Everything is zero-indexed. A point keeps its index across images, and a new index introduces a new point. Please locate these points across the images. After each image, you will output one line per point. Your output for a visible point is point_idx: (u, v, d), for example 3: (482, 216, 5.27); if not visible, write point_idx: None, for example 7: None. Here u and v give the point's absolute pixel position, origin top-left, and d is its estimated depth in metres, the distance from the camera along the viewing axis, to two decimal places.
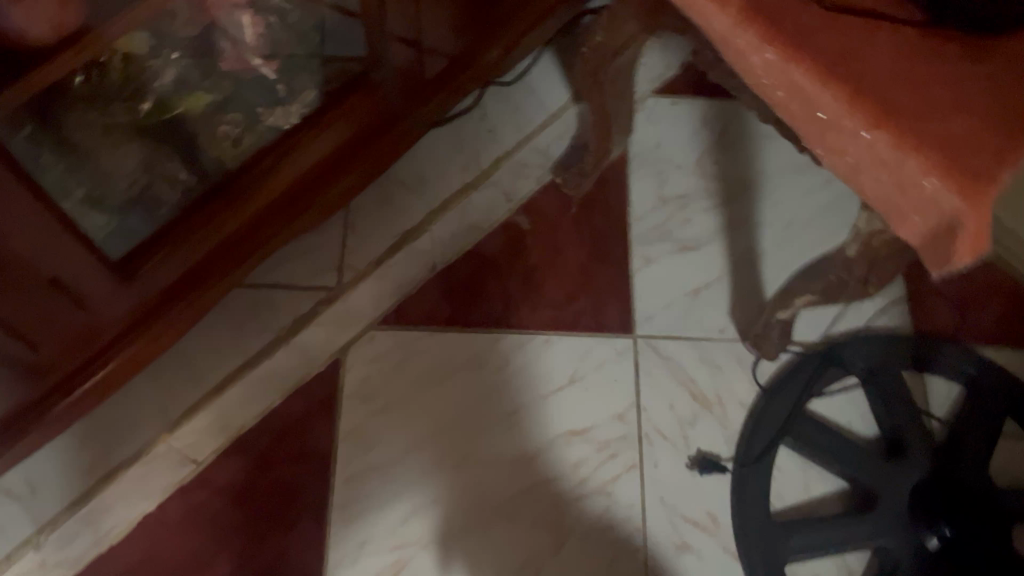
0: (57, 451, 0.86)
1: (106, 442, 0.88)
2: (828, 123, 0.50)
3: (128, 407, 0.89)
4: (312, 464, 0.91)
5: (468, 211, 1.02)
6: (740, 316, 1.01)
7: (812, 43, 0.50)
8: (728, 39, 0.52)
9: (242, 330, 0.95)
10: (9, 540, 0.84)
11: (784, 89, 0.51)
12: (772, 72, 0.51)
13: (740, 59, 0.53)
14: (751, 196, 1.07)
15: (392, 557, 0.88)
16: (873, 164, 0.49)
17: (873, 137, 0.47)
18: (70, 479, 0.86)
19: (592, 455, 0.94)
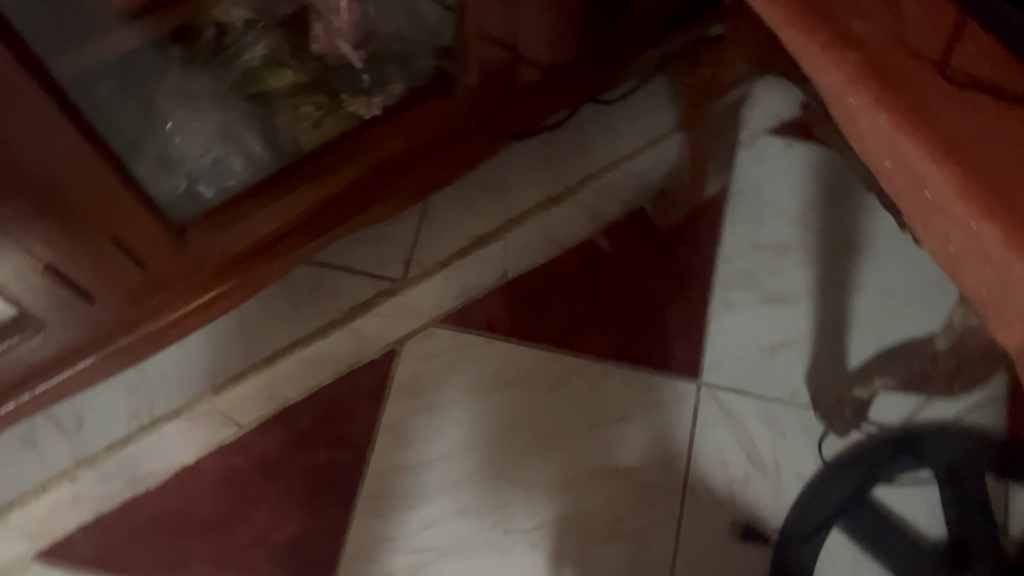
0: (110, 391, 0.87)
1: (155, 391, 0.87)
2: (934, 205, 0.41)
3: (179, 360, 0.88)
4: (348, 450, 0.91)
5: (549, 226, 0.97)
6: (814, 383, 0.95)
7: (937, 108, 0.41)
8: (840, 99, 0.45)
9: (297, 309, 0.91)
10: (50, 468, 0.85)
11: (892, 160, 0.43)
12: (880, 137, 0.43)
13: (848, 120, 0.45)
14: (853, 258, 1.00)
15: (409, 559, 0.88)
16: (974, 258, 0.41)
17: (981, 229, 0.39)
18: (116, 421, 0.86)
19: (633, 498, 0.90)
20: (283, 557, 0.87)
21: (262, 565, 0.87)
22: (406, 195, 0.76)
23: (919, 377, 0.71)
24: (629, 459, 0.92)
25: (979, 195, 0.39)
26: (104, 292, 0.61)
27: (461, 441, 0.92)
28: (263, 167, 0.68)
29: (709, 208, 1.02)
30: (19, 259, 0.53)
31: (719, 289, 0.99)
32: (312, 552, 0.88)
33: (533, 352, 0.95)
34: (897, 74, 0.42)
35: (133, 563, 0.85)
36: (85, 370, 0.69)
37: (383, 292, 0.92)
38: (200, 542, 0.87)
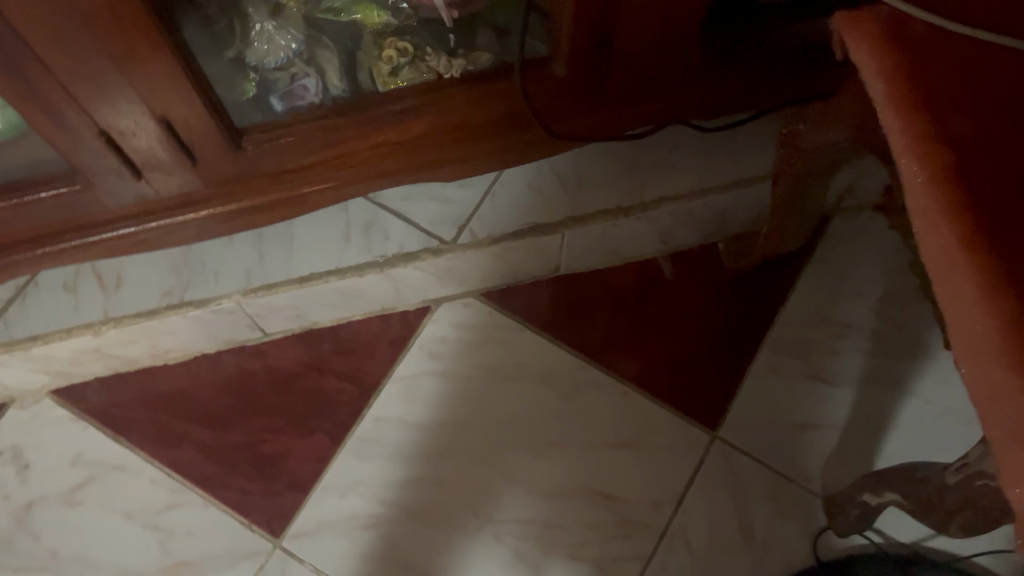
0: (121, 264, 0.85)
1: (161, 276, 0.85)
2: (965, 331, 0.38)
3: (193, 255, 0.86)
4: (355, 389, 0.93)
5: (614, 234, 0.91)
6: (832, 474, 0.90)
7: (1004, 232, 0.38)
8: (911, 193, 0.42)
9: (329, 239, 0.87)
10: (38, 325, 0.83)
11: (939, 271, 0.40)
12: (939, 246, 0.40)
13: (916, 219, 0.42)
14: (916, 362, 0.94)
15: (377, 509, 0.89)
16: (990, 401, 0.37)
17: (1012, 374, 0.36)
18: (114, 295, 0.84)
19: (608, 525, 0.88)
20: (263, 468, 0.90)
21: (243, 469, 0.90)
22: (467, 164, 0.74)
23: (922, 502, 0.67)
24: (618, 486, 0.90)
25: (1005, 324, 0.36)
26: (156, 172, 0.65)
27: (462, 415, 0.92)
28: (336, 97, 0.68)
29: (785, 267, 0.98)
30: (78, 118, 0.56)
31: (766, 350, 0.95)
32: (292, 474, 0.90)
33: (561, 352, 0.95)
34: (978, 183, 0.39)
35: (135, 426, 0.92)
36: (124, 239, 0.72)
37: (428, 250, 0.88)
38: (197, 428, 0.92)
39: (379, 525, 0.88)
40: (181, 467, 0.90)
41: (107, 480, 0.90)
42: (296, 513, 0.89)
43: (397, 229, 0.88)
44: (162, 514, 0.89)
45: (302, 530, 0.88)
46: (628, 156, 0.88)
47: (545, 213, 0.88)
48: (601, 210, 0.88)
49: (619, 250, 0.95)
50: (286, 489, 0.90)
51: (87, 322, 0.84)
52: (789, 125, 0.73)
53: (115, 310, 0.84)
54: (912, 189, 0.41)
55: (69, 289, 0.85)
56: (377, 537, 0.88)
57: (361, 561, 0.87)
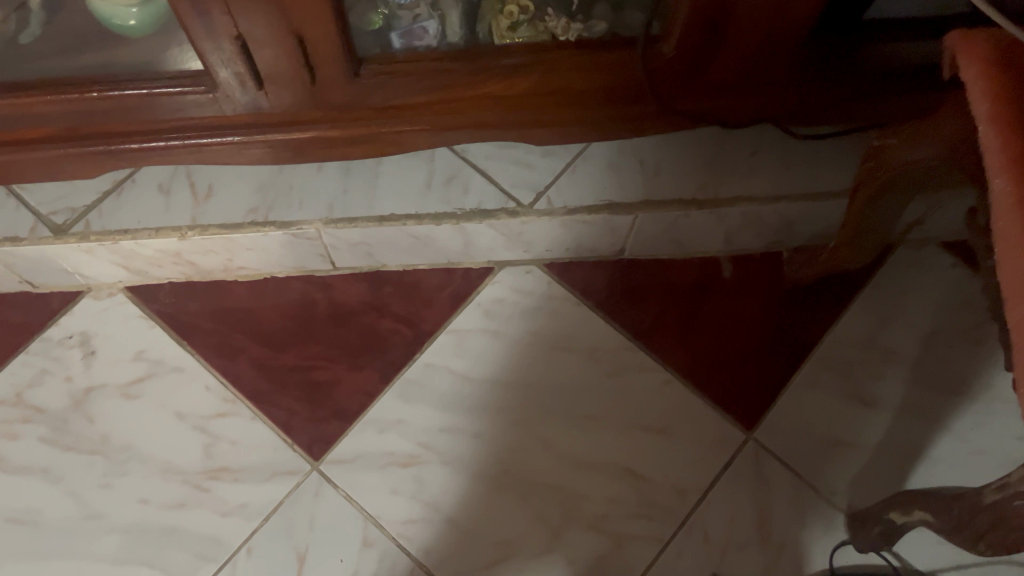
0: (215, 176, 0.90)
1: (248, 193, 0.89)
2: None
3: (283, 179, 0.90)
4: (409, 333, 0.96)
5: (683, 225, 0.92)
6: (857, 491, 0.91)
7: None
8: (999, 217, 0.45)
9: (411, 185, 0.90)
10: (129, 218, 0.88)
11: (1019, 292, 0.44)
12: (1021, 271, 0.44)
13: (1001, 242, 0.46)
14: (958, 400, 0.95)
15: (412, 450, 0.92)
16: None
17: None
18: (203, 203, 0.89)
19: (631, 503, 0.91)
20: (312, 394, 0.94)
21: (293, 391, 0.94)
22: (560, 128, 0.77)
23: (949, 521, 0.68)
24: (647, 468, 0.92)
25: None
26: (275, 86, 0.69)
27: (508, 376, 0.95)
28: (452, 43, 0.71)
29: (842, 288, 1.00)
30: (221, 19, 0.60)
31: (811, 363, 0.96)
32: (338, 403, 0.94)
33: (612, 333, 0.97)
34: None
35: (198, 333, 0.96)
36: (228, 146, 0.76)
37: (505, 211, 0.89)
38: (256, 345, 0.96)
39: (411, 464, 0.91)
40: (235, 378, 0.94)
41: (164, 379, 0.94)
42: (337, 440, 0.92)
43: (477, 186, 0.90)
44: (210, 420, 0.93)
45: (340, 457, 0.92)
46: (709, 152, 0.91)
47: (621, 193, 0.90)
48: (676, 201, 0.89)
49: (683, 244, 0.98)
50: (330, 416, 0.93)
51: (175, 223, 0.88)
52: (880, 139, 0.73)
53: (201, 217, 0.88)
54: (1000, 208, 0.45)
55: (162, 191, 0.89)
56: (409, 476, 0.91)
57: (390, 496, 0.90)
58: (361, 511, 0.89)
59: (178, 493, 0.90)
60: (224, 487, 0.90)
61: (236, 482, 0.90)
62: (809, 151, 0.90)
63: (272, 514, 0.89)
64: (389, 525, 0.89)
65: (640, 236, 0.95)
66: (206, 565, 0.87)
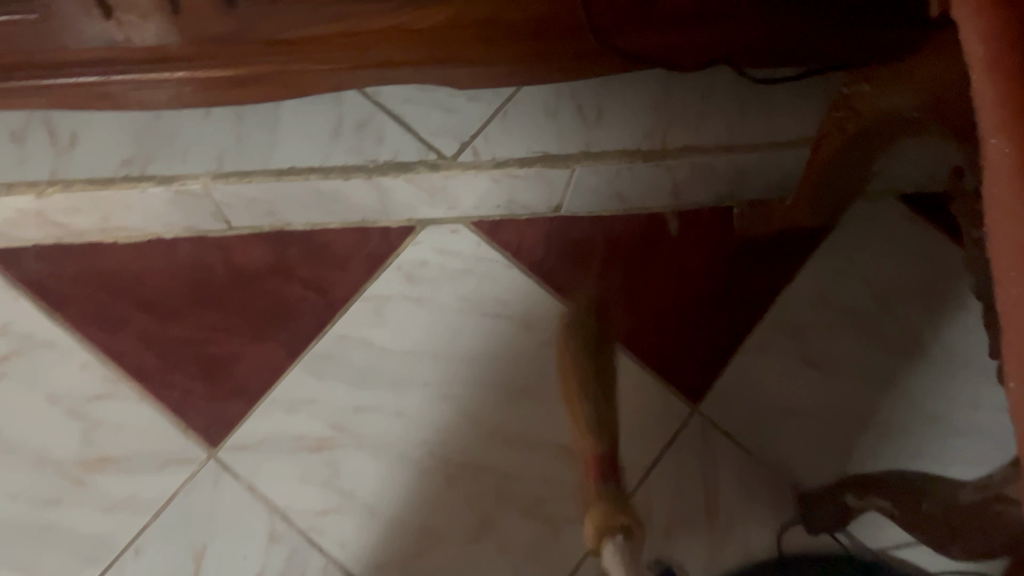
0: (79, 122, 0.76)
1: (118, 142, 0.76)
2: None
3: (162, 126, 0.76)
4: (319, 300, 0.85)
5: (626, 179, 0.83)
6: (809, 464, 0.84)
7: None
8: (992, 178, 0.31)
9: (314, 133, 0.78)
10: None
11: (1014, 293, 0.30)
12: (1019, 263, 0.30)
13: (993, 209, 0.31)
14: (915, 365, 0.88)
15: (324, 433, 0.82)
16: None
17: None
18: (65, 155, 0.75)
19: (569, 484, 0.82)
20: (210, 371, 0.83)
21: (188, 368, 0.83)
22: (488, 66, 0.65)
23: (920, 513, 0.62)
24: (586, 446, 0.83)
25: None
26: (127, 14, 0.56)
27: (432, 347, 0.85)
28: None
29: (797, 245, 0.90)
30: None
31: (762, 330, 0.88)
32: (239, 381, 0.83)
33: (547, 297, 0.88)
34: None
35: (73, 305, 0.84)
36: (83, 88, 0.63)
37: (425, 163, 0.78)
38: (141, 316, 0.84)
39: (324, 449, 0.82)
40: (117, 355, 0.83)
41: (34, 357, 0.82)
42: (237, 424, 0.81)
43: (393, 133, 0.78)
44: (89, 403, 0.81)
45: (242, 443, 0.81)
46: (656, 96, 0.80)
47: (556, 142, 0.79)
48: (618, 151, 0.79)
49: (626, 199, 0.88)
50: (231, 395, 0.82)
51: (32, 179, 0.75)
52: (850, 85, 0.63)
53: (65, 172, 0.75)
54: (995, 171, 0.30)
55: (16, 139, 0.75)
56: (321, 462, 0.81)
57: (300, 485, 0.80)
58: (266, 503, 0.80)
59: (54, 487, 0.79)
60: (107, 480, 0.79)
61: (121, 473, 0.79)
62: (765, 97, 0.80)
63: (164, 508, 0.79)
64: (298, 518, 0.79)
65: (580, 192, 0.85)
66: (88, 568, 0.77)
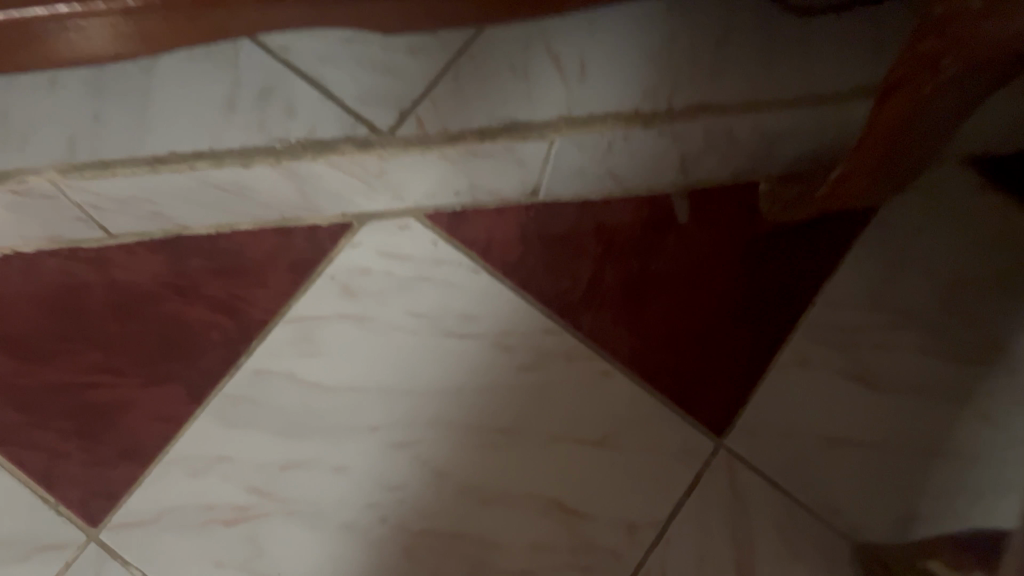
0: None
1: None
2: None
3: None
4: (230, 325, 0.66)
5: (621, 152, 0.63)
6: (867, 509, 0.66)
7: None
8: None
9: (200, 105, 0.57)
10: None
11: None
12: None
13: None
14: (995, 374, 0.69)
15: (241, 499, 0.63)
16: None
17: None
18: None
19: (562, 550, 0.64)
20: (88, 425, 0.64)
21: (59, 424, 0.64)
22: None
23: None
24: (582, 498, 0.65)
25: None
26: None
27: (379, 380, 0.66)
28: None
29: (840, 228, 0.71)
30: None
31: (799, 338, 0.69)
32: (126, 436, 0.64)
33: (525, 308, 0.68)
34: None
35: None
36: None
37: (352, 140, 0.58)
38: None
39: (241, 522, 0.62)
40: None
41: None
42: (125, 494, 0.62)
43: (306, 101, 0.58)
44: None
45: (132, 518, 0.62)
46: (658, 40, 0.60)
47: (528, 105, 0.59)
48: (610, 115, 0.59)
49: (621, 177, 0.68)
50: (116, 457, 0.63)
51: None
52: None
53: None
54: None
55: None
56: (238, 539, 0.62)
57: (212, 571, 0.62)
58: None
59: None
60: None
61: None
62: (798, 37, 0.61)
63: None
64: None
65: (562, 171, 0.65)
66: None
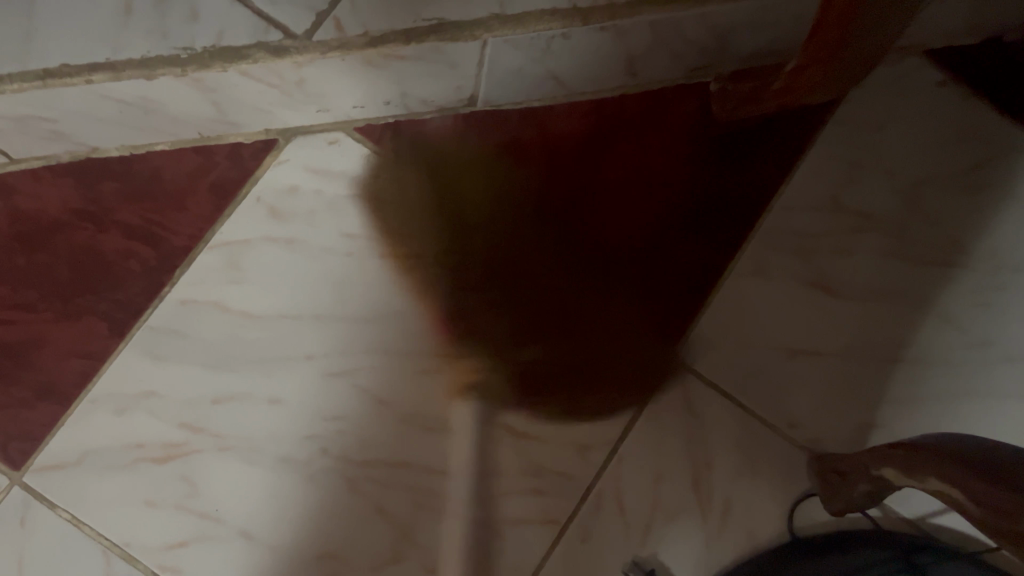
0: None
1: None
2: None
3: None
4: (150, 255, 0.62)
5: (562, 52, 0.59)
6: (824, 419, 0.64)
7: None
8: None
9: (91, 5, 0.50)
10: None
11: None
12: None
13: None
14: (954, 276, 0.66)
15: (173, 436, 0.60)
16: None
17: None
18: None
19: (513, 475, 0.62)
20: (3, 365, 0.60)
21: None
22: None
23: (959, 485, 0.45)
24: (531, 420, 0.63)
25: None
26: None
27: (313, 306, 0.62)
28: None
29: (795, 129, 0.68)
30: None
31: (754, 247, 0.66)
32: (44, 375, 0.60)
33: (466, 226, 0.64)
34: None
35: None
36: None
37: (265, 47, 0.52)
38: None
39: (174, 459, 0.60)
40: None
41: None
42: (49, 435, 0.59)
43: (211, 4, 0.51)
44: None
45: (57, 459, 0.59)
46: None
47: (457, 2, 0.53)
48: (547, 11, 0.54)
49: (564, 80, 0.64)
50: (35, 398, 0.60)
51: None
52: None
53: None
54: None
55: None
56: (171, 477, 0.59)
57: (146, 510, 0.59)
58: (99, 538, 0.59)
59: None
60: None
61: None
62: None
63: None
64: (145, 556, 0.58)
65: (498, 75, 0.61)
66: None
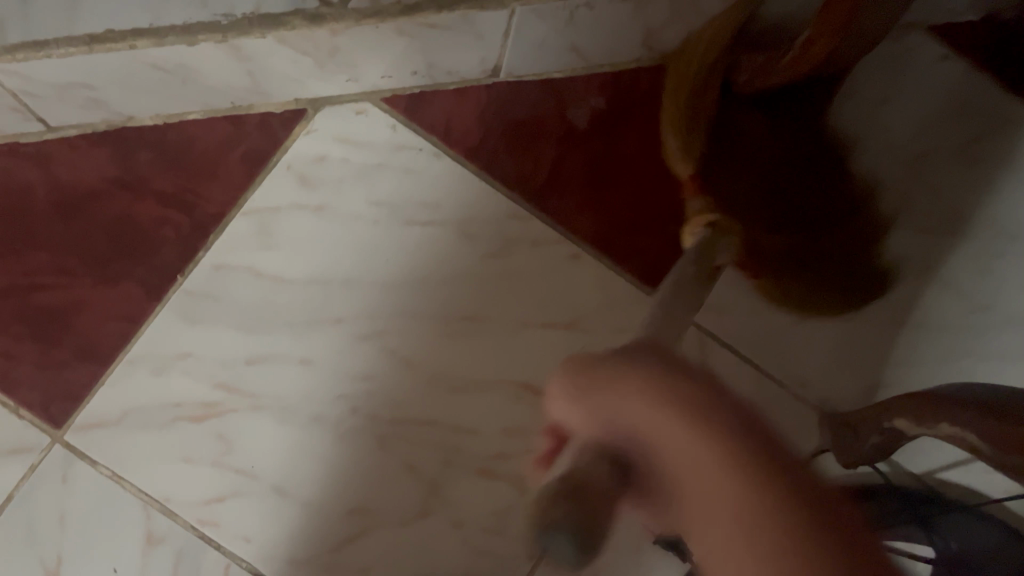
0: None
1: None
2: None
3: None
4: (183, 221, 0.64)
5: (585, 23, 0.61)
6: (835, 379, 0.67)
7: None
8: None
9: None
10: None
11: None
12: None
13: None
14: (957, 243, 0.69)
15: (208, 396, 0.62)
16: None
17: None
18: None
19: (537, 433, 0.64)
20: (42, 328, 0.62)
21: (9, 328, 0.62)
22: None
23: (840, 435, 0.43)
24: (554, 379, 0.65)
25: None
26: None
27: (343, 271, 0.64)
28: None
29: None
30: None
31: None
32: (82, 337, 0.62)
33: (489, 193, 0.66)
34: None
35: None
36: None
37: (302, 14, 0.54)
38: None
39: (210, 418, 0.62)
40: None
41: None
42: (87, 394, 0.61)
43: None
44: None
45: (96, 418, 0.61)
46: None
47: None
48: None
49: (584, 52, 0.66)
50: (74, 359, 0.61)
51: None
52: None
53: None
54: None
55: None
56: (208, 435, 0.61)
57: (183, 467, 0.61)
58: (138, 493, 0.60)
59: None
60: None
61: None
62: None
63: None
64: (183, 511, 0.60)
65: (522, 46, 0.63)
66: None
